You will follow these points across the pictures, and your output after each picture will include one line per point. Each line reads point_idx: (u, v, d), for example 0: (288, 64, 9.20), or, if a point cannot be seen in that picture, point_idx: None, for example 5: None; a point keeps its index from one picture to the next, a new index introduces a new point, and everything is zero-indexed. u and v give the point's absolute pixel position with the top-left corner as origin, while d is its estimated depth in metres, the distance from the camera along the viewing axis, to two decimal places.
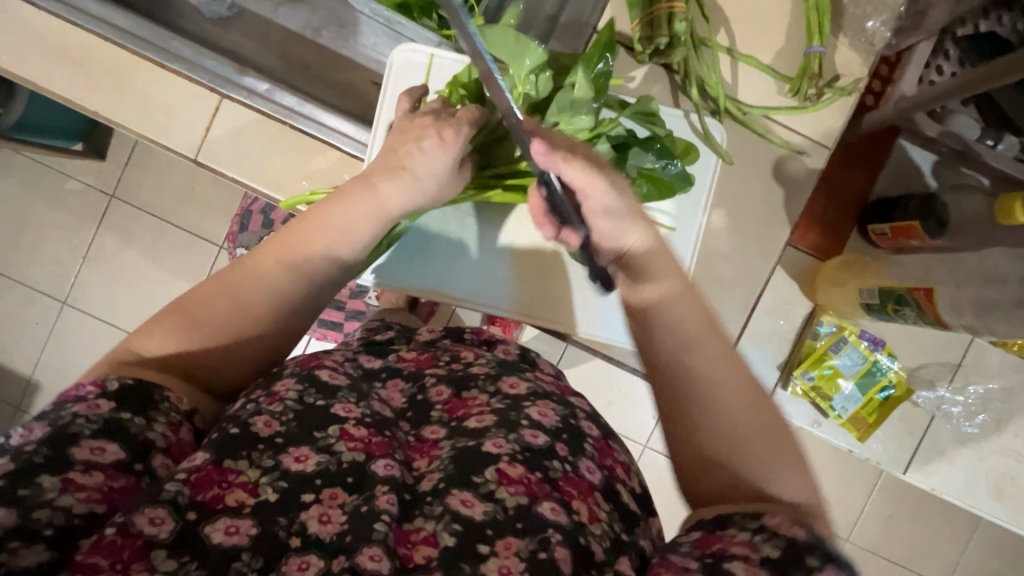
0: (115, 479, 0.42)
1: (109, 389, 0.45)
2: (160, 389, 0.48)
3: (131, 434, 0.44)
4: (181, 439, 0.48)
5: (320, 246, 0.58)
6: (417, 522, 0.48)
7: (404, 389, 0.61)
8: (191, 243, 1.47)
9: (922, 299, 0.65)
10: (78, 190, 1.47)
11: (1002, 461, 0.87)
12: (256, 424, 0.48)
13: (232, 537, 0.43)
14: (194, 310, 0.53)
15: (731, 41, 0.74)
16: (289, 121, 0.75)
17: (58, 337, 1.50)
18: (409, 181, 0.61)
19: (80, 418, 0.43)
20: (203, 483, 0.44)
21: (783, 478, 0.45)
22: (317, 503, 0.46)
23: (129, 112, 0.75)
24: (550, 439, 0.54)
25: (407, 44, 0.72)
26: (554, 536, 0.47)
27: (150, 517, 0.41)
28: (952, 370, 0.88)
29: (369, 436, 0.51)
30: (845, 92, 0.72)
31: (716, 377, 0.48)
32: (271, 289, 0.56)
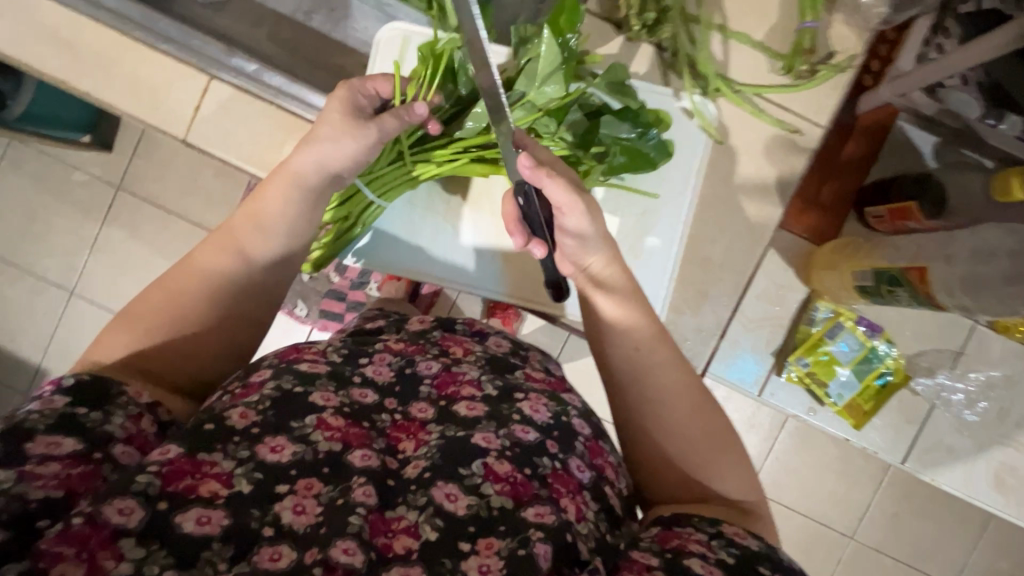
0: (73, 466, 0.44)
1: (64, 384, 0.47)
2: (117, 384, 0.49)
3: (90, 428, 0.45)
4: (143, 429, 0.49)
5: (245, 224, 0.61)
6: (399, 510, 0.48)
7: (392, 362, 0.60)
8: (194, 234, 1.48)
9: (915, 277, 0.64)
10: (84, 181, 1.50)
11: (1004, 450, 0.84)
12: (232, 416, 0.48)
13: (204, 527, 0.43)
14: (137, 310, 0.55)
15: (722, 18, 0.73)
16: (276, 101, 0.75)
17: (65, 326, 1.53)
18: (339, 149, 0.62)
19: (34, 413, 0.44)
20: (174, 475, 0.44)
21: (726, 476, 0.56)
22: (291, 494, 0.46)
23: (121, 93, 0.75)
24: (541, 436, 0.54)
25: (394, 23, 0.73)
26: (535, 534, 0.47)
27: (119, 507, 0.41)
28: (953, 357, 0.86)
29: (346, 427, 0.51)
30: (839, 69, 0.70)
31: (669, 393, 0.57)
32: (212, 276, 0.58)
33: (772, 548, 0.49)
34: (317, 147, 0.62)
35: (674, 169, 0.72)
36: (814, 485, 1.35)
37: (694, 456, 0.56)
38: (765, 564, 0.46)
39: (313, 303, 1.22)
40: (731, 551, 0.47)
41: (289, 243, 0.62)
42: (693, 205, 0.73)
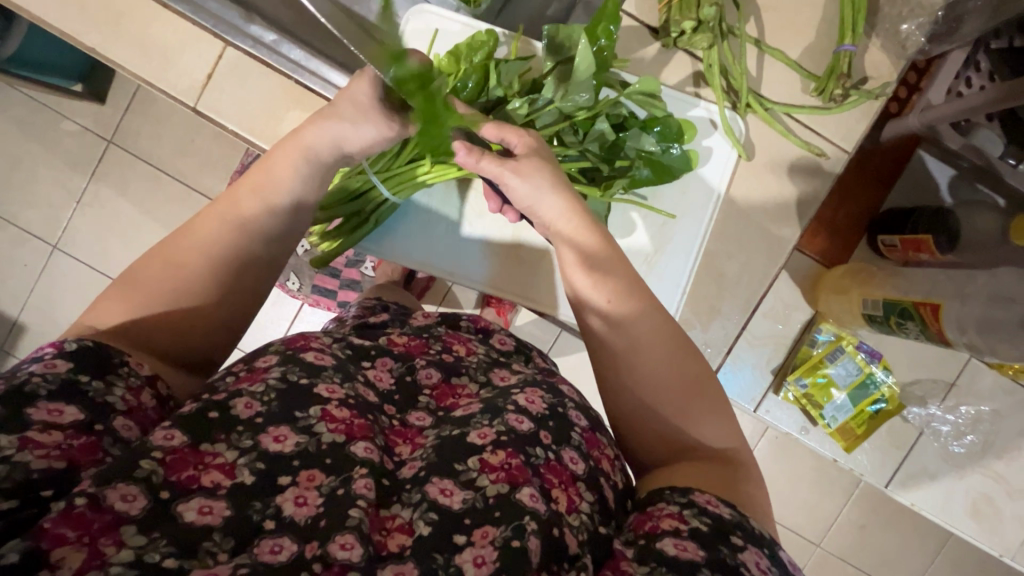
0: (75, 437, 0.41)
1: (65, 349, 0.43)
2: (120, 353, 0.46)
3: (91, 399, 0.43)
4: (143, 403, 0.46)
5: (247, 197, 0.57)
6: (394, 508, 0.47)
7: (393, 369, 0.60)
8: (188, 197, 1.44)
9: (928, 314, 0.65)
10: (74, 132, 1.43)
11: (983, 481, 0.88)
12: (237, 406, 0.47)
13: (205, 517, 0.41)
14: (136, 276, 0.51)
15: (760, 32, 0.71)
16: (294, 75, 0.72)
17: (46, 280, 1.48)
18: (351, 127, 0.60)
19: (36, 376, 0.41)
20: (177, 464, 0.43)
21: (713, 432, 0.52)
22: (293, 485, 0.45)
23: (128, 51, 0.71)
24: (535, 426, 0.54)
25: (422, 6, 0.70)
26: (530, 524, 0.46)
27: (122, 493, 0.40)
28: (945, 389, 0.88)
29: (351, 418, 0.49)
30: (872, 96, 0.69)
31: (650, 360, 0.52)
32: (212, 247, 0.54)
33: (746, 519, 0.45)
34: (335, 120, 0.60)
35: (698, 185, 0.71)
36: (789, 494, 1.38)
37: (674, 416, 0.52)
38: (739, 535, 0.43)
39: (307, 278, 1.19)
40: (706, 521, 0.43)
41: (290, 219, 0.59)
42: (711, 223, 0.72)
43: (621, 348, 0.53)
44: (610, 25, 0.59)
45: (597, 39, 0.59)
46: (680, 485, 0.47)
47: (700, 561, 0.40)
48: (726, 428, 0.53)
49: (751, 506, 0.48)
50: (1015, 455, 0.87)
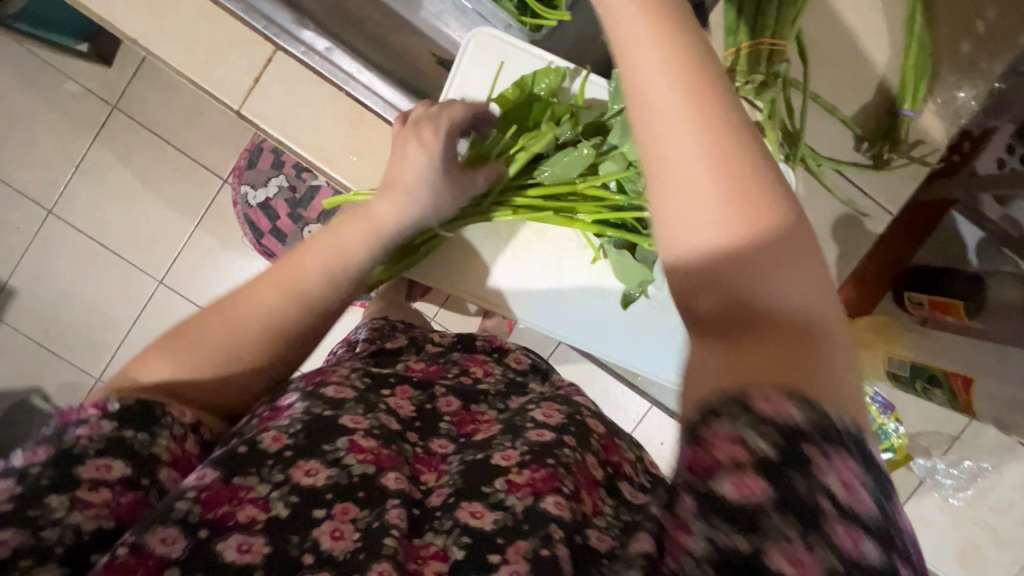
0: (123, 494, 0.39)
1: (110, 409, 0.41)
2: (162, 406, 0.43)
3: (137, 453, 0.41)
4: (187, 451, 0.44)
5: (313, 264, 0.55)
6: (427, 536, 0.43)
7: (413, 398, 0.57)
8: (193, 171, 1.35)
9: (959, 385, 0.72)
10: (76, 94, 1.34)
11: (973, 530, 0.92)
12: (264, 440, 0.44)
13: (245, 556, 0.39)
14: (189, 335, 0.49)
15: (820, 86, 0.71)
16: (345, 87, 0.70)
17: (40, 246, 1.39)
18: (407, 198, 0.60)
19: (82, 437, 0.39)
20: (214, 499, 0.40)
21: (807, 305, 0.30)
22: (329, 518, 0.41)
23: (174, 46, 0.69)
24: (557, 434, 0.51)
25: (489, 30, 0.69)
26: (557, 533, 0.42)
27: (161, 536, 0.38)
28: (949, 441, 0.91)
29: (379, 448, 0.46)
30: (919, 163, 0.70)
31: (723, 180, 0.31)
32: (268, 315, 0.51)
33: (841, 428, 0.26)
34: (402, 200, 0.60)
35: None
36: None
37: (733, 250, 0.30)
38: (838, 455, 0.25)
39: None
40: (768, 439, 0.26)
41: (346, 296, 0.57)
42: None
43: (654, 147, 0.32)
44: None
45: None
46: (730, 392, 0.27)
47: (767, 506, 0.25)
48: (811, 282, 0.30)
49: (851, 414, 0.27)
50: (1006, 508, 0.91)
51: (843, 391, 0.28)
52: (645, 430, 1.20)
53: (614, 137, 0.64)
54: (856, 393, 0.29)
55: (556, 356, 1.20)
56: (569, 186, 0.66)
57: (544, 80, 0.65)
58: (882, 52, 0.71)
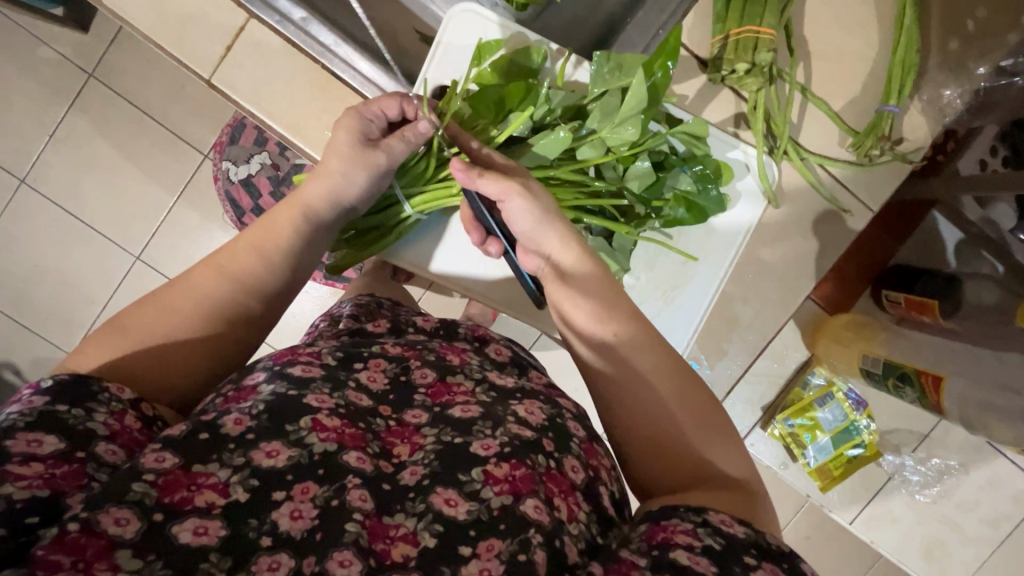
0: (57, 465, 0.38)
1: (42, 386, 0.40)
2: (97, 380, 0.43)
3: (70, 427, 0.39)
4: (128, 426, 0.43)
5: (246, 250, 0.55)
6: (397, 516, 0.43)
7: (387, 369, 0.55)
8: (172, 144, 1.31)
9: (929, 383, 0.71)
10: (51, 60, 1.29)
11: (939, 527, 0.94)
12: (225, 423, 0.42)
13: (200, 538, 0.38)
14: (126, 320, 0.49)
15: (808, 79, 0.70)
16: (322, 60, 0.67)
17: (10, 217, 1.34)
18: (332, 180, 0.59)
19: (15, 414, 0.39)
20: (171, 485, 0.38)
21: (724, 457, 0.49)
22: (288, 500, 0.40)
23: (143, 11, 0.66)
24: (538, 434, 0.49)
25: (462, 5, 0.66)
26: (536, 537, 0.42)
27: (115, 517, 0.36)
28: (919, 439, 0.92)
29: (343, 427, 0.45)
30: (905, 160, 0.69)
31: (666, 400, 0.49)
32: (206, 300, 0.52)
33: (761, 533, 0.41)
34: (327, 179, 0.59)
35: (721, 230, 0.71)
36: None
37: (693, 441, 0.49)
38: (756, 553, 0.39)
39: None
40: (718, 539, 0.40)
41: (288, 282, 0.57)
42: (732, 263, 0.72)
43: (608, 386, 0.50)
44: (669, 59, 0.58)
45: (653, 72, 0.58)
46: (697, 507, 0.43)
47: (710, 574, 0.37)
48: (737, 457, 0.50)
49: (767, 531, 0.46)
50: (972, 506, 0.93)
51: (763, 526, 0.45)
52: None
53: (594, 121, 0.62)
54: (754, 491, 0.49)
55: (538, 345, 1.20)
56: (544, 170, 0.63)
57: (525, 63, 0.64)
58: (870, 46, 0.70)
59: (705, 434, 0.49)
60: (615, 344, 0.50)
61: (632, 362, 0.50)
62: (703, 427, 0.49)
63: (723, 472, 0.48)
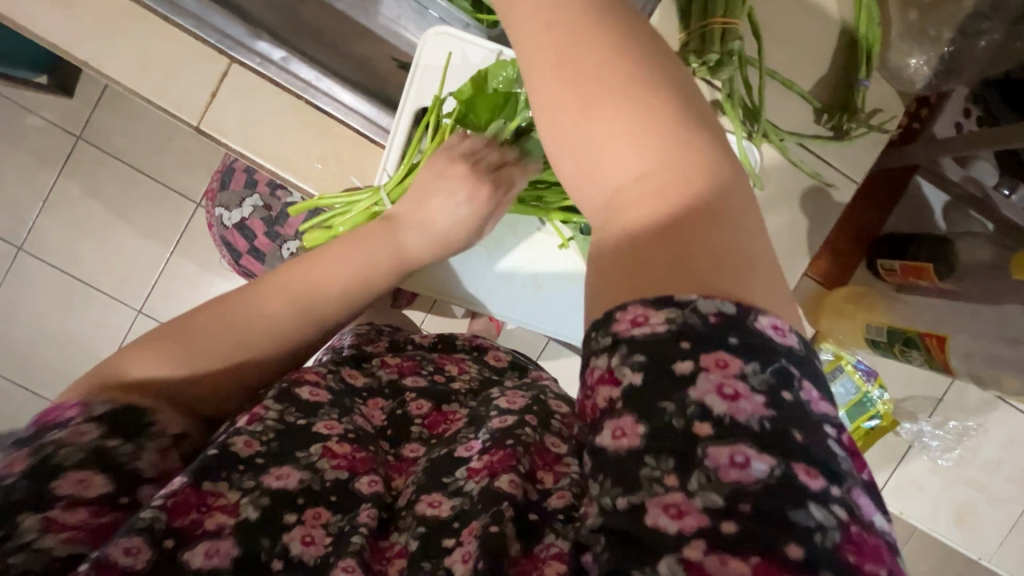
0: (100, 515, 0.36)
1: (92, 414, 0.39)
2: (151, 413, 0.41)
3: (122, 466, 0.38)
4: (171, 465, 0.41)
5: (336, 283, 0.54)
6: (393, 536, 0.42)
7: (385, 406, 0.54)
8: (164, 196, 1.33)
9: (934, 344, 0.72)
10: (40, 128, 1.32)
11: (967, 490, 0.93)
12: (236, 444, 0.41)
13: (212, 560, 0.37)
14: (191, 336, 0.47)
15: (776, 63, 0.72)
16: (305, 95, 0.70)
17: (11, 286, 1.35)
18: (430, 231, 0.61)
19: (62, 447, 0.37)
20: (180, 508, 0.37)
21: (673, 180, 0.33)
22: (299, 524, 0.40)
23: (125, 67, 0.68)
24: (519, 414, 0.47)
25: (442, 27, 0.68)
26: (508, 510, 0.39)
27: (125, 547, 0.35)
28: (934, 404, 0.92)
29: (353, 452, 0.45)
30: (880, 130, 0.71)
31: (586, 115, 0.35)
32: (283, 331, 0.51)
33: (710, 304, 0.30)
34: (422, 228, 0.61)
35: None
36: None
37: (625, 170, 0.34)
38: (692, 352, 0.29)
39: None
40: (639, 370, 0.29)
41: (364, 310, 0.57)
42: None
43: None
44: None
45: None
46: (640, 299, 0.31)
47: (639, 449, 0.28)
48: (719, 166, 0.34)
49: (750, 286, 0.31)
50: (995, 466, 0.93)
51: (754, 285, 0.31)
52: None
53: None
54: (748, 257, 0.32)
55: (547, 355, 1.20)
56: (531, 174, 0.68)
57: (499, 76, 0.65)
58: (833, 23, 0.72)
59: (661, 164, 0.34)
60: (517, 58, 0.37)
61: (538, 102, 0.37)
62: (658, 156, 0.34)
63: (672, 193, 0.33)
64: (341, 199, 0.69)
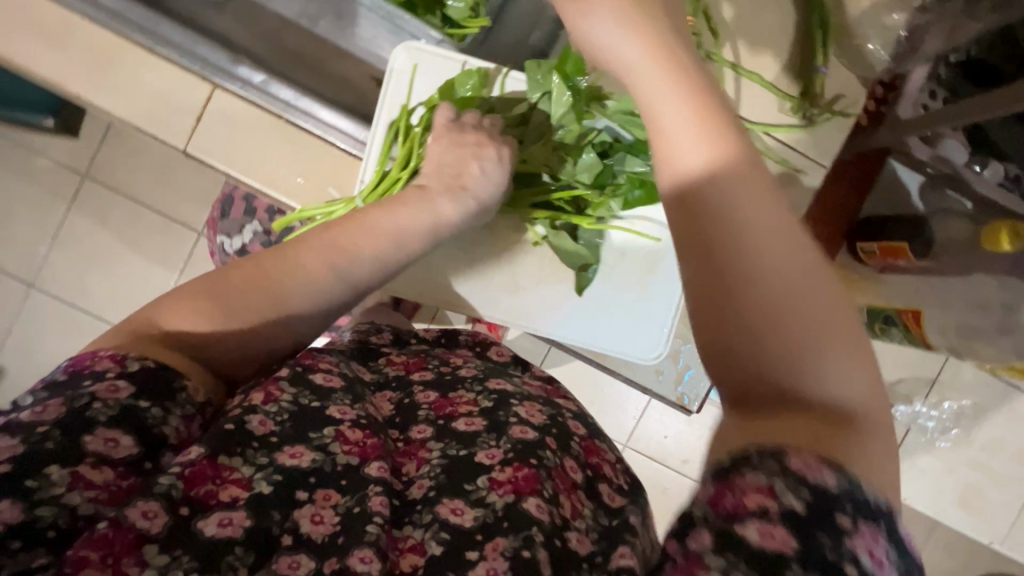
0: (123, 478, 0.38)
1: (127, 369, 0.41)
2: (180, 377, 0.43)
3: (146, 428, 0.40)
4: (193, 434, 0.43)
5: (366, 248, 0.57)
6: (406, 529, 0.44)
7: (393, 398, 0.59)
8: (168, 227, 1.38)
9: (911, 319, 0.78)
10: (49, 168, 1.37)
11: (972, 472, 0.92)
12: (252, 422, 0.44)
13: (225, 529, 0.39)
14: (226, 292, 0.49)
15: (736, 55, 0.74)
16: (284, 114, 0.73)
17: (25, 322, 1.40)
18: (461, 200, 0.66)
19: (97, 401, 0.39)
20: (196, 478, 0.40)
21: (837, 376, 0.35)
22: (310, 502, 0.42)
23: (117, 98, 0.72)
24: (540, 434, 0.52)
25: (411, 42, 0.72)
26: (538, 535, 0.42)
27: (143, 510, 0.37)
28: (928, 385, 0.93)
29: (364, 439, 0.48)
30: (842, 115, 0.74)
31: (767, 273, 0.36)
32: (316, 294, 0.53)
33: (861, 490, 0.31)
34: (454, 202, 0.66)
35: None
36: None
37: (793, 342, 0.35)
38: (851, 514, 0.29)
39: None
40: (802, 497, 0.30)
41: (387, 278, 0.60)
42: None
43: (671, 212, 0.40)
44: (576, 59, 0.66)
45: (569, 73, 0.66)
46: (769, 446, 0.32)
47: (790, 553, 0.29)
48: (862, 368, 0.35)
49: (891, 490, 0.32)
50: (999, 446, 0.91)
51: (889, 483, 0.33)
52: (646, 425, 1.22)
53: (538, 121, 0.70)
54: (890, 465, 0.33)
55: (547, 362, 1.21)
56: None
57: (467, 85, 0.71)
58: (790, 14, 0.74)
59: (803, 347, 0.35)
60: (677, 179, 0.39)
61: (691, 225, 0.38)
62: (803, 337, 0.35)
63: (836, 389, 0.34)
64: (320, 210, 0.71)
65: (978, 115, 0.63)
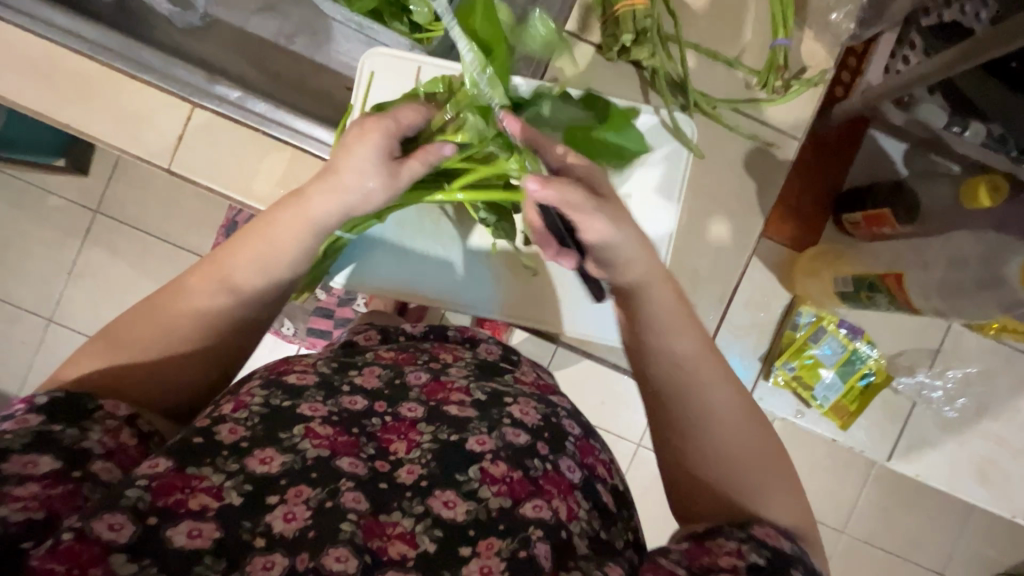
0: (52, 486, 0.40)
1: (35, 403, 0.42)
2: (93, 399, 0.45)
3: (65, 446, 0.42)
4: (123, 443, 0.45)
5: (244, 254, 0.54)
6: (394, 515, 0.46)
7: (381, 373, 0.57)
8: (176, 254, 1.42)
9: (892, 283, 0.71)
10: (61, 207, 1.42)
11: (984, 445, 0.88)
12: (221, 432, 0.46)
13: (195, 540, 0.41)
14: (121, 334, 0.50)
15: (699, 36, 0.75)
16: (261, 127, 0.76)
17: (45, 355, 1.44)
18: (336, 189, 0.53)
19: (7, 433, 0.40)
20: (165, 489, 0.41)
21: (780, 511, 0.49)
22: (281, 503, 0.44)
23: (104, 125, 0.75)
24: (531, 438, 0.53)
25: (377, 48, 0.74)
26: (535, 533, 0.46)
27: (109, 523, 0.39)
28: (931, 355, 0.90)
29: (335, 434, 0.48)
30: (812, 83, 0.73)
31: (723, 429, 0.51)
32: (205, 313, 0.52)
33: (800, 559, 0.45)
34: (337, 193, 0.53)
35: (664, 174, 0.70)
36: None
37: (746, 479, 0.50)
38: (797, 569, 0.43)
39: (301, 320, 1.06)
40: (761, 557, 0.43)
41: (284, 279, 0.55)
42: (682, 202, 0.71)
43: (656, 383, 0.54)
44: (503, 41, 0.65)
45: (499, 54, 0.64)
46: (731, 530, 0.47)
47: None
48: (794, 506, 0.50)
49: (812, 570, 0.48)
50: (1011, 416, 0.87)
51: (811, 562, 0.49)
52: None
53: None
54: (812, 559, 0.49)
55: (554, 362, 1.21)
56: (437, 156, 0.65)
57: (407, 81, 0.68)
58: None
59: (750, 488, 0.50)
60: (662, 345, 0.53)
61: (667, 381, 0.53)
62: (752, 482, 0.50)
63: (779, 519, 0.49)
64: None
65: (943, 72, 0.63)
